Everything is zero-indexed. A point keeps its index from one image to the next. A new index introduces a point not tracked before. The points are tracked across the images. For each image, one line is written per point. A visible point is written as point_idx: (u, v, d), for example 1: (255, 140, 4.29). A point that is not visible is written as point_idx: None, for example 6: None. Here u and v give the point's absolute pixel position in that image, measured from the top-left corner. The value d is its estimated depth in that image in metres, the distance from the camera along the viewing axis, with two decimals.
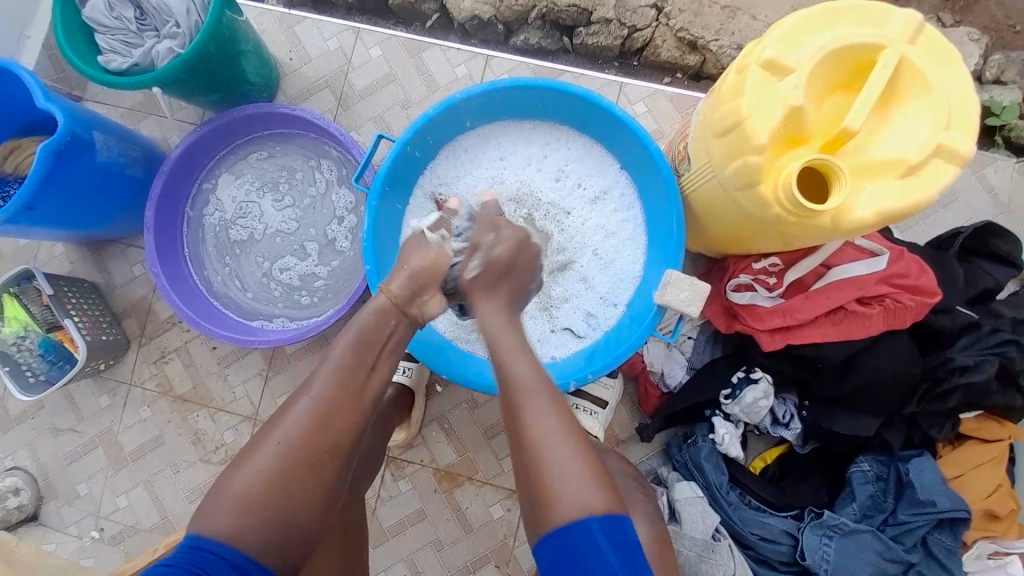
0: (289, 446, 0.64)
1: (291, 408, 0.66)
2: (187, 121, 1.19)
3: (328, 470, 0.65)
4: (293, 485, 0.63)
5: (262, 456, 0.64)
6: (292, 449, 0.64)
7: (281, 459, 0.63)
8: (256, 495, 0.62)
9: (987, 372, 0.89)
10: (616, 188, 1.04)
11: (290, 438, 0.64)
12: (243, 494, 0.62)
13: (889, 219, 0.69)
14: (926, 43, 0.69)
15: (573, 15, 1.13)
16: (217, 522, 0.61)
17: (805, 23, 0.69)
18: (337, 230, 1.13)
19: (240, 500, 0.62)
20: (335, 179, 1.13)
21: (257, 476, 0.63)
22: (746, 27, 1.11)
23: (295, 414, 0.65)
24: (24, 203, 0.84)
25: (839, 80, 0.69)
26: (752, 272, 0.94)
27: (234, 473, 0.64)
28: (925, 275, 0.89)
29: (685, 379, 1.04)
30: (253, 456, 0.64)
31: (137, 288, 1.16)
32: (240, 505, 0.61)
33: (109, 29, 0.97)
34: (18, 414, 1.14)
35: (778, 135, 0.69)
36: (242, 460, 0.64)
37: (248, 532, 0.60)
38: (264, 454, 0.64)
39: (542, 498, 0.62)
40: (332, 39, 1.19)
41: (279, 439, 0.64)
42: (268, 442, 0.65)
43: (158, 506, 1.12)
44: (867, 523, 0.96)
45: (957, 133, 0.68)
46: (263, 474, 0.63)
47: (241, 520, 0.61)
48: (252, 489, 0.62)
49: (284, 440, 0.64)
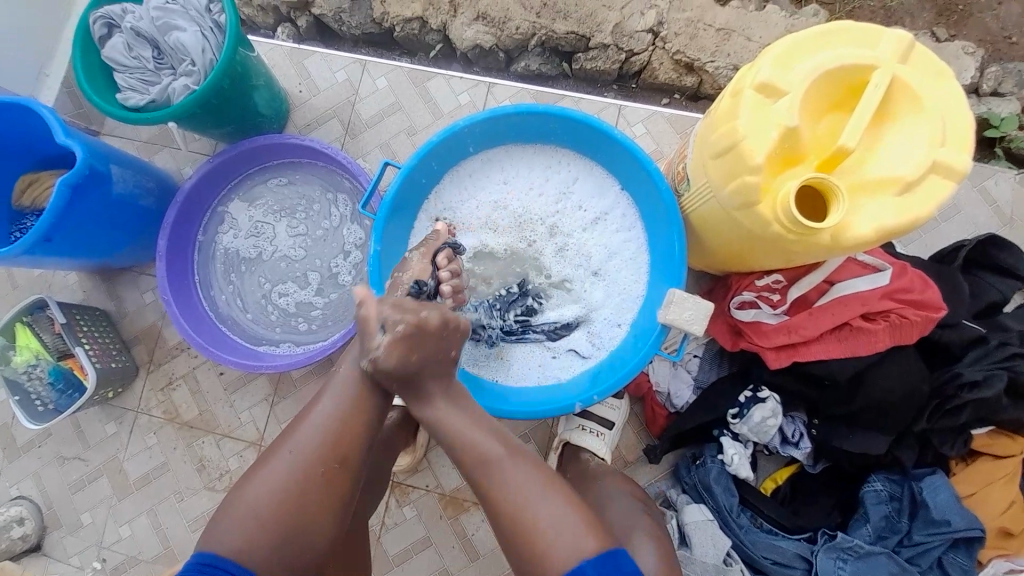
0: (299, 457, 0.65)
1: (304, 419, 0.68)
2: (200, 152, 1.22)
3: (337, 483, 0.65)
4: (304, 498, 0.63)
5: (274, 468, 0.65)
6: (302, 464, 0.64)
7: (292, 472, 0.64)
8: (267, 508, 0.62)
9: (997, 387, 0.87)
10: (617, 208, 1.05)
11: (302, 448, 0.65)
12: (255, 506, 0.62)
13: (889, 235, 0.69)
14: (918, 63, 0.70)
15: (572, 42, 1.16)
16: (229, 538, 0.61)
17: (796, 46, 0.71)
18: (344, 260, 1.15)
19: (249, 518, 0.62)
20: (348, 214, 1.16)
21: (268, 490, 0.63)
22: (741, 49, 1.14)
23: (309, 421, 0.68)
24: (41, 234, 0.87)
25: (833, 101, 0.71)
26: (755, 289, 0.93)
27: (246, 485, 0.64)
28: (929, 289, 0.89)
29: (692, 399, 1.02)
30: (265, 469, 0.65)
31: (147, 315, 1.18)
32: (249, 525, 0.61)
33: (128, 68, 1.01)
34: (24, 443, 1.15)
35: (775, 155, 0.70)
36: (254, 471, 0.65)
37: (257, 547, 0.60)
38: (276, 466, 0.65)
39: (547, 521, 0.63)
40: (340, 72, 1.23)
41: (290, 450, 0.65)
42: (279, 459, 0.65)
43: (161, 536, 1.12)
44: (882, 545, 0.93)
45: (952, 150, 0.69)
46: (273, 487, 0.63)
47: (252, 533, 0.61)
48: (263, 501, 0.62)
49: (295, 450, 0.65)
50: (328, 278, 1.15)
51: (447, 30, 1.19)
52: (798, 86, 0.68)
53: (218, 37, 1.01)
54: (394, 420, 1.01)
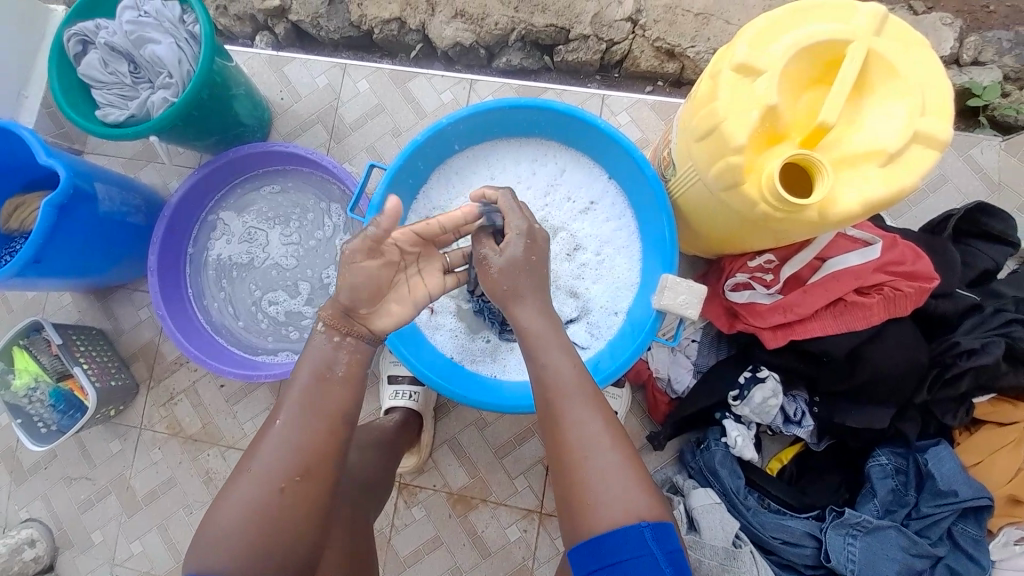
0: (263, 477, 0.64)
1: (262, 438, 0.66)
2: (185, 165, 1.22)
3: (306, 492, 0.64)
4: (274, 514, 0.62)
5: (241, 489, 0.64)
6: (269, 480, 0.63)
7: (259, 493, 0.63)
8: (241, 531, 0.62)
9: (994, 354, 0.87)
10: (606, 198, 1.05)
11: (263, 469, 0.64)
12: (227, 534, 0.62)
13: (876, 208, 0.69)
14: (895, 33, 0.70)
15: (551, 34, 1.16)
16: (210, 560, 0.61)
17: (772, 25, 0.70)
18: (337, 270, 1.15)
19: (229, 538, 0.62)
20: (342, 224, 1.16)
21: (239, 515, 0.62)
22: (721, 32, 1.14)
23: (269, 438, 0.66)
24: (30, 257, 0.87)
25: (812, 77, 0.70)
26: (748, 270, 0.94)
27: (216, 511, 0.64)
28: (922, 260, 0.89)
29: (693, 383, 1.03)
30: (233, 491, 0.64)
31: (144, 331, 1.18)
32: (228, 546, 0.61)
33: (105, 84, 1.01)
34: (30, 466, 1.15)
35: (757, 135, 0.70)
36: (222, 497, 0.64)
37: (237, 566, 0.60)
38: (242, 488, 0.64)
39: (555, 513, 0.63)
40: (321, 77, 1.23)
41: (251, 471, 0.64)
42: (247, 474, 0.64)
43: (173, 551, 1.12)
44: (891, 519, 0.93)
45: (934, 119, 0.68)
46: (244, 511, 0.62)
47: (232, 559, 0.61)
48: (236, 528, 0.62)
49: (257, 471, 0.64)
50: (319, 288, 1.15)
51: (426, 30, 1.19)
52: (776, 64, 0.68)
53: (194, 49, 1.00)
54: (397, 422, 1.01)
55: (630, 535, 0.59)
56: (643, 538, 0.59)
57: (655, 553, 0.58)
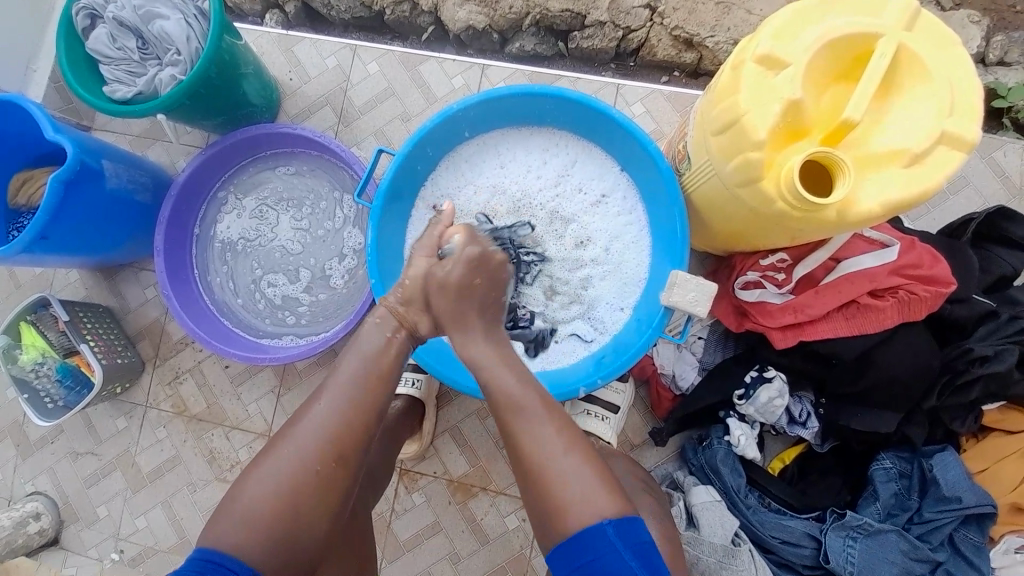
0: (295, 462, 0.64)
1: (301, 418, 0.67)
2: (193, 144, 1.21)
3: (333, 483, 0.65)
4: (298, 497, 0.63)
5: (273, 465, 0.64)
6: (301, 461, 0.64)
7: (289, 476, 0.63)
8: (264, 509, 0.62)
9: (1007, 361, 0.86)
10: (617, 190, 1.03)
11: (300, 452, 0.64)
12: (249, 511, 0.62)
13: (896, 209, 0.68)
14: (925, 29, 0.68)
15: (567, 20, 1.13)
16: (221, 537, 0.61)
17: (798, 16, 0.68)
18: (340, 263, 1.14)
19: (246, 515, 0.62)
20: (352, 217, 1.14)
21: (263, 491, 0.63)
22: (742, 22, 1.10)
23: (302, 415, 0.67)
24: (37, 233, 0.87)
25: (836, 72, 0.68)
26: (760, 269, 0.92)
27: (243, 484, 0.64)
28: (939, 264, 0.87)
29: (698, 380, 1.02)
30: (263, 469, 0.64)
31: (150, 310, 1.18)
32: (245, 521, 0.62)
33: (112, 60, 1.00)
34: (37, 439, 1.16)
35: (778, 131, 0.68)
36: (250, 473, 0.65)
37: (254, 541, 0.61)
38: (274, 467, 0.64)
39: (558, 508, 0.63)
40: (331, 58, 1.21)
41: (287, 453, 0.64)
42: (274, 456, 0.65)
43: (176, 527, 1.13)
44: (892, 523, 0.93)
45: (961, 119, 0.66)
46: (272, 488, 0.63)
47: (252, 533, 0.61)
48: (260, 504, 0.62)
49: (292, 455, 0.64)
50: (319, 278, 1.14)
51: (439, 12, 1.16)
52: (800, 57, 0.66)
53: (203, 25, 0.98)
54: (399, 409, 1.01)
55: (594, 536, 0.61)
56: (605, 537, 0.60)
57: (620, 549, 0.60)
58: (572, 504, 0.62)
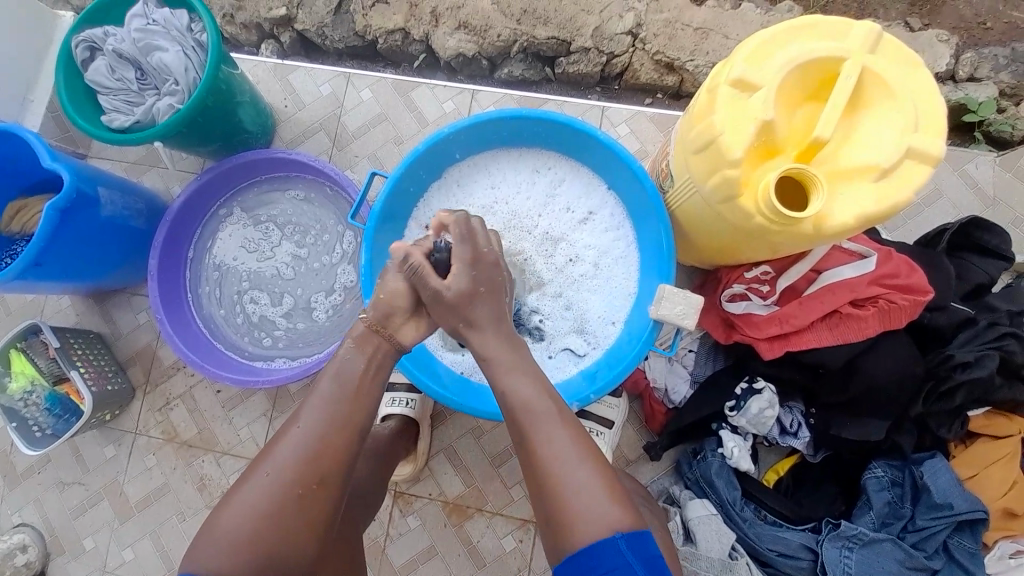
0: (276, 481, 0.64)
1: (282, 438, 0.67)
2: (188, 170, 1.23)
3: (320, 498, 0.64)
4: (282, 516, 0.62)
5: (252, 489, 0.63)
6: (285, 480, 0.64)
7: (269, 495, 0.63)
8: (247, 530, 0.61)
9: (989, 367, 0.88)
10: (605, 208, 1.06)
11: (281, 474, 0.64)
12: (231, 534, 0.61)
13: (870, 221, 0.70)
14: (887, 52, 0.72)
15: (553, 47, 1.18)
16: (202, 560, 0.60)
17: (768, 41, 0.72)
18: (328, 297, 1.15)
19: (228, 540, 0.61)
20: (350, 253, 1.16)
21: (243, 515, 0.62)
22: (720, 46, 1.16)
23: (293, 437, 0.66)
24: (31, 260, 0.87)
25: (807, 93, 0.72)
26: (745, 281, 0.94)
27: (224, 510, 0.63)
28: (915, 274, 0.90)
29: (690, 393, 1.03)
30: (246, 488, 0.64)
31: (142, 335, 1.18)
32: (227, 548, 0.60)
33: (111, 90, 1.02)
34: (23, 470, 1.14)
35: (754, 149, 0.71)
36: (231, 496, 0.64)
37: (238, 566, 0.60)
38: (252, 490, 0.63)
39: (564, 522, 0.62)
40: (325, 85, 1.24)
41: (267, 471, 0.64)
42: (257, 476, 0.64)
43: (164, 559, 1.11)
44: (886, 531, 0.93)
45: (926, 135, 0.70)
46: (250, 510, 0.62)
47: (237, 554, 0.60)
48: (242, 525, 0.62)
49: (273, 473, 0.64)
50: (307, 305, 1.15)
51: (430, 40, 1.20)
52: (772, 79, 0.69)
53: (200, 56, 1.01)
54: (393, 430, 1.01)
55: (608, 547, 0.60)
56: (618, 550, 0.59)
57: (631, 563, 0.59)
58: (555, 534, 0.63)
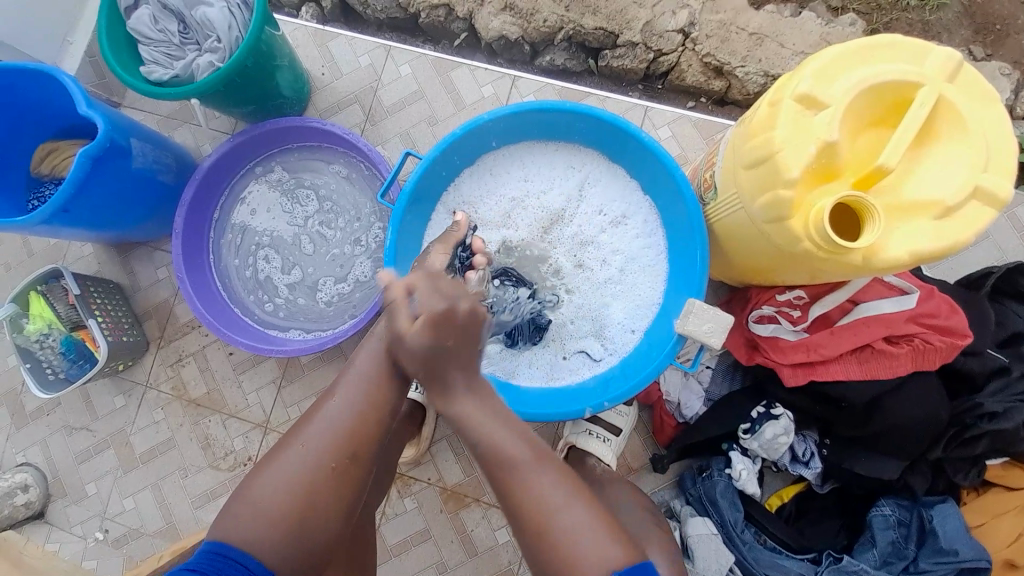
0: (307, 460, 0.63)
1: (313, 417, 0.67)
2: (220, 130, 1.22)
3: (350, 475, 0.64)
4: (309, 493, 0.62)
5: (283, 464, 0.63)
6: (316, 460, 0.63)
7: (300, 471, 0.62)
8: (281, 500, 0.61)
9: (1016, 420, 0.85)
10: (639, 214, 1.03)
11: (309, 449, 0.64)
12: (263, 504, 0.61)
13: (923, 260, 0.67)
14: (965, 83, 0.67)
15: (599, 38, 1.14)
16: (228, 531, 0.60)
17: (840, 58, 0.68)
18: (342, 280, 1.14)
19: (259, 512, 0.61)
20: (372, 248, 1.14)
21: (273, 489, 0.62)
22: (774, 55, 1.11)
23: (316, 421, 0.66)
24: (60, 205, 0.86)
25: (873, 117, 0.68)
26: (775, 304, 0.91)
27: (254, 481, 0.63)
28: (955, 316, 0.86)
29: (703, 411, 1.02)
30: (274, 467, 0.63)
31: (161, 290, 1.18)
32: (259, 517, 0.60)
33: (153, 42, 1.00)
34: (34, 410, 1.16)
35: (811, 171, 0.68)
36: (254, 478, 0.63)
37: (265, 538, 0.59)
38: (284, 464, 0.63)
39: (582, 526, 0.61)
40: (364, 56, 1.21)
41: (297, 451, 0.64)
42: (287, 452, 0.64)
43: (164, 511, 1.12)
44: (888, 571, 0.91)
45: (995, 176, 0.66)
46: (280, 484, 0.62)
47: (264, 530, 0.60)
48: (275, 498, 0.61)
49: (302, 454, 0.63)
50: (324, 280, 1.14)
51: (473, 19, 1.17)
52: (840, 99, 0.66)
53: (244, 15, 0.99)
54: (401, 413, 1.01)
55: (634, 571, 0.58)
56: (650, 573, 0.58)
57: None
58: None
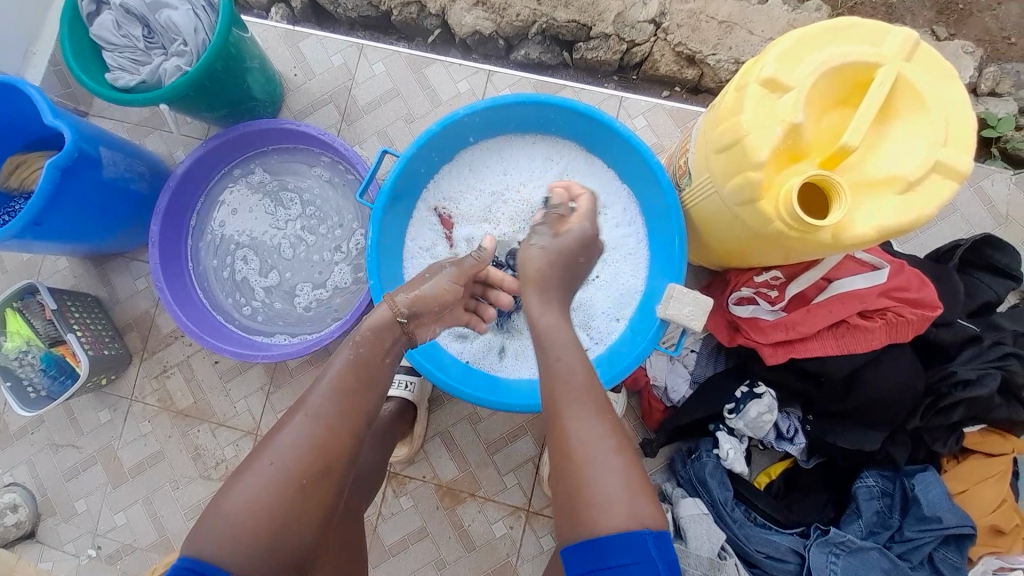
0: (283, 465, 0.63)
1: (286, 425, 0.66)
2: (192, 136, 1.20)
3: (325, 483, 0.64)
4: (286, 501, 0.62)
5: (257, 475, 0.63)
6: (290, 466, 0.63)
7: (275, 478, 0.63)
8: (257, 510, 0.61)
9: (990, 386, 0.88)
10: (617, 203, 1.04)
11: (285, 456, 0.64)
12: (238, 515, 0.61)
13: (890, 234, 0.69)
14: (923, 61, 0.70)
15: (573, 31, 1.15)
16: (203, 544, 0.60)
17: (802, 41, 0.70)
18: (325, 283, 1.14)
19: (238, 523, 0.61)
20: (352, 254, 1.14)
21: (249, 498, 0.62)
22: (744, 41, 1.13)
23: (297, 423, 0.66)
24: (30, 219, 0.85)
25: (838, 98, 0.70)
26: (754, 285, 0.94)
27: (227, 494, 0.63)
28: (926, 289, 0.89)
29: (689, 394, 1.03)
30: (251, 476, 0.63)
31: (141, 301, 1.16)
32: (239, 527, 0.60)
33: (116, 47, 0.99)
34: (17, 429, 1.14)
35: (778, 152, 0.69)
36: (237, 479, 0.64)
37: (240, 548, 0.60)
38: (259, 473, 0.63)
39: (579, 514, 0.62)
40: (336, 56, 1.20)
41: (272, 458, 0.64)
42: (261, 461, 0.64)
43: (157, 524, 1.12)
44: (874, 540, 0.94)
45: (954, 150, 0.68)
46: (260, 491, 0.62)
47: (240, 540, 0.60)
48: (260, 502, 0.61)
49: (278, 460, 0.64)
50: (307, 283, 1.13)
51: (446, 15, 1.17)
52: (804, 81, 0.67)
53: (210, 18, 0.98)
54: (392, 412, 1.01)
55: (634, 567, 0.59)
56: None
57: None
58: (571, 516, 0.63)
